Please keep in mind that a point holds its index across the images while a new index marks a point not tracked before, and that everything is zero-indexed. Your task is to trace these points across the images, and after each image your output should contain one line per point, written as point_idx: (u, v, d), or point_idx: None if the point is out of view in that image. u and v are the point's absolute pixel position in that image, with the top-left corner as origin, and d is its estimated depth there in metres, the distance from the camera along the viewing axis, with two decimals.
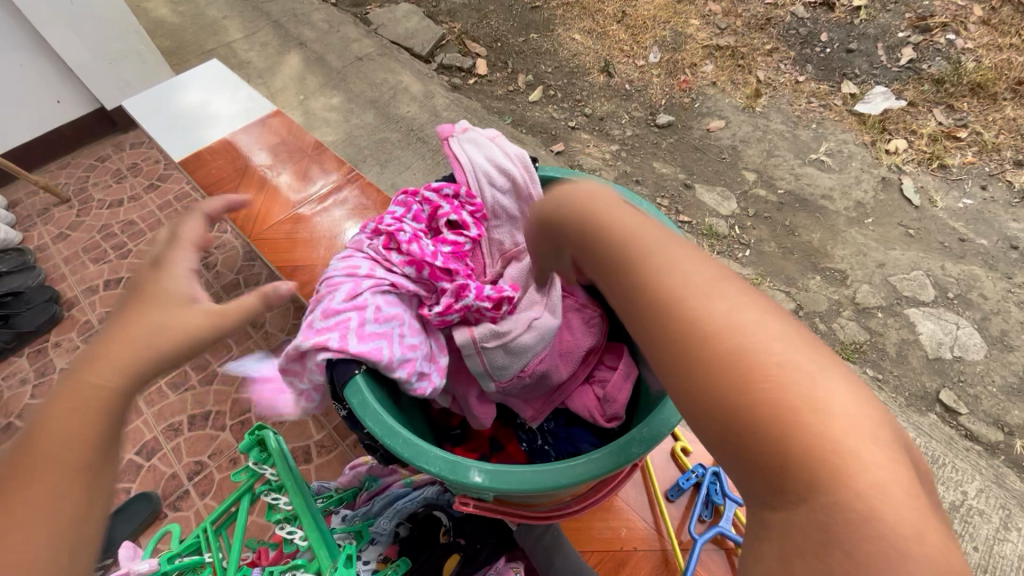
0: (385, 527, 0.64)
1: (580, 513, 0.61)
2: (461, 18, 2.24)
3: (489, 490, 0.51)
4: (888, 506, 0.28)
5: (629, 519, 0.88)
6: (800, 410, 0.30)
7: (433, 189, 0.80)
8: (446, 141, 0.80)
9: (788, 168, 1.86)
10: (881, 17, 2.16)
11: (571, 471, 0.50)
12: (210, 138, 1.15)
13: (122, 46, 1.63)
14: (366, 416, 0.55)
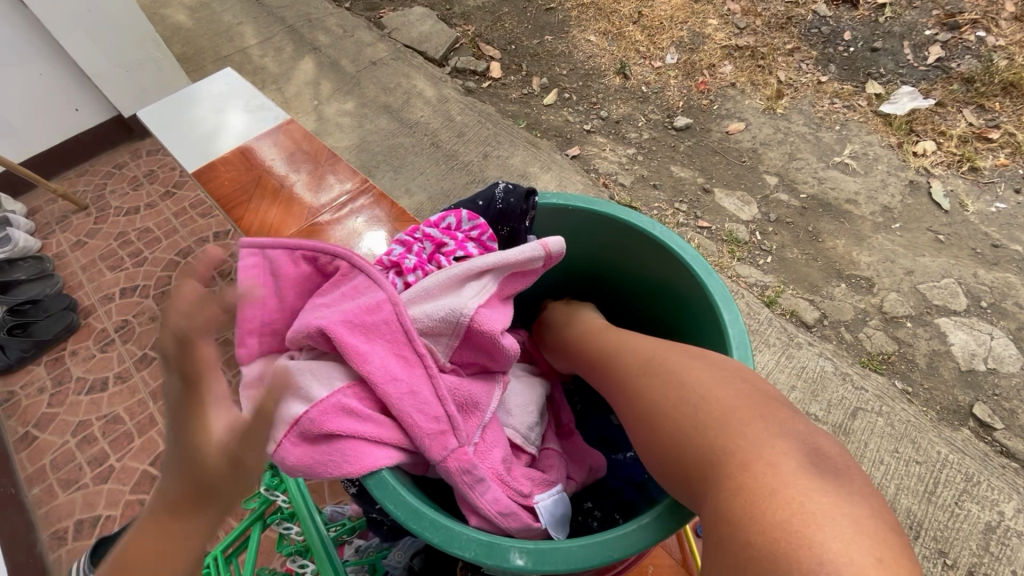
0: (399, 559, 0.60)
1: (626, 569, 0.52)
2: (475, 21, 2.23)
3: (534, 574, 0.42)
4: (798, 518, 0.34)
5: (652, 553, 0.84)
6: (708, 434, 0.42)
7: (434, 224, 0.70)
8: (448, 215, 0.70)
9: (810, 171, 1.80)
10: (907, 14, 2.09)
11: (623, 542, 0.42)
12: (224, 148, 1.14)
13: (139, 55, 1.64)
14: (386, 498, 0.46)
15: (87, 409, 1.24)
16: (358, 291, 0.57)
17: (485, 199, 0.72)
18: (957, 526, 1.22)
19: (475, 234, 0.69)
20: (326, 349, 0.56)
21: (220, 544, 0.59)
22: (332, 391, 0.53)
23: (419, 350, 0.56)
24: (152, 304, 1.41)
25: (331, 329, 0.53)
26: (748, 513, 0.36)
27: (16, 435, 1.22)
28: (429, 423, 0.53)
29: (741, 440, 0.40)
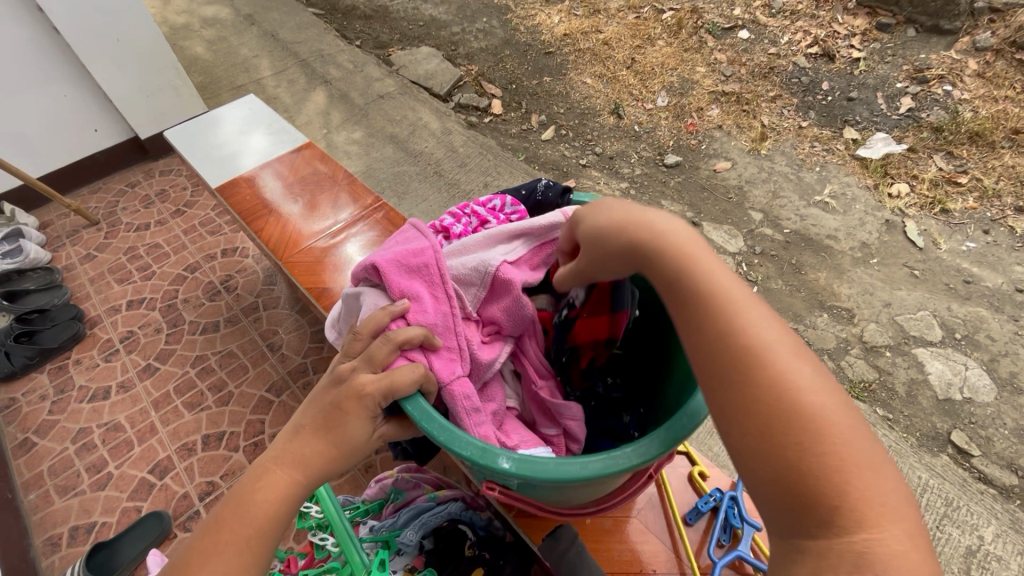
0: (411, 538, 0.61)
1: (592, 510, 0.56)
2: (478, 62, 2.37)
3: (514, 478, 0.46)
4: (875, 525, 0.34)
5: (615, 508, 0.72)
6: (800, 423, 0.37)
7: (482, 204, 0.77)
8: (499, 199, 0.77)
9: (793, 209, 1.91)
10: (880, 69, 2.27)
11: (595, 464, 0.45)
12: (244, 166, 1.22)
13: (160, 81, 1.73)
14: (403, 399, 0.51)
15: (88, 417, 1.25)
16: (406, 242, 0.64)
17: (528, 190, 0.78)
18: (939, 549, 1.24)
19: (514, 218, 0.75)
20: (376, 285, 0.62)
21: None
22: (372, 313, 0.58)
23: (449, 292, 0.60)
24: (158, 316, 1.44)
25: (382, 264, 0.60)
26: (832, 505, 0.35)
27: (15, 441, 1.23)
28: (443, 350, 0.58)
29: (826, 444, 0.36)
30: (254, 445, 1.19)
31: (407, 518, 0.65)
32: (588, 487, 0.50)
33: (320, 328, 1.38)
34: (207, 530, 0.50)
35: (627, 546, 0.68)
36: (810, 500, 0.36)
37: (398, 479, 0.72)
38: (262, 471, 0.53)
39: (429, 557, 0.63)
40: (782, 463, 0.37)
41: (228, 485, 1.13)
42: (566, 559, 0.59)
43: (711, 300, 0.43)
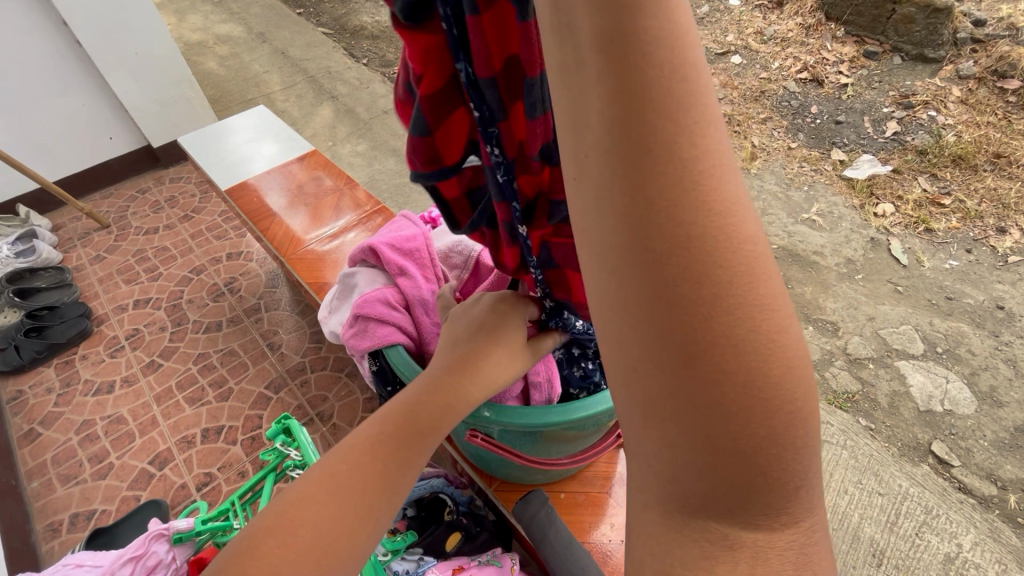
0: (396, 504, 0.67)
1: (567, 467, 0.62)
2: None
3: (493, 425, 0.54)
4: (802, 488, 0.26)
5: (586, 485, 0.76)
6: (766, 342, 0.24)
7: None
8: None
9: (780, 226, 1.98)
10: (867, 94, 2.36)
11: (559, 412, 0.53)
12: (252, 172, 1.30)
13: (174, 92, 1.81)
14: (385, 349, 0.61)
15: (92, 410, 1.30)
16: (399, 228, 0.72)
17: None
18: (918, 556, 1.27)
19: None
20: (374, 266, 0.70)
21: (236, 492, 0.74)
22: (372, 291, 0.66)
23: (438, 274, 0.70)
24: (163, 315, 1.49)
25: (381, 248, 0.68)
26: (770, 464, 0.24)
27: (20, 432, 1.27)
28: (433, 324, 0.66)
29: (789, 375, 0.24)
30: (251, 439, 1.23)
31: None
32: (561, 439, 0.59)
33: (319, 329, 1.43)
34: (361, 466, 0.46)
35: (596, 520, 0.73)
36: (748, 435, 0.23)
37: None
38: (400, 411, 0.50)
39: (412, 521, 0.69)
40: (727, 373, 0.23)
41: (224, 476, 1.17)
42: (535, 521, 0.63)
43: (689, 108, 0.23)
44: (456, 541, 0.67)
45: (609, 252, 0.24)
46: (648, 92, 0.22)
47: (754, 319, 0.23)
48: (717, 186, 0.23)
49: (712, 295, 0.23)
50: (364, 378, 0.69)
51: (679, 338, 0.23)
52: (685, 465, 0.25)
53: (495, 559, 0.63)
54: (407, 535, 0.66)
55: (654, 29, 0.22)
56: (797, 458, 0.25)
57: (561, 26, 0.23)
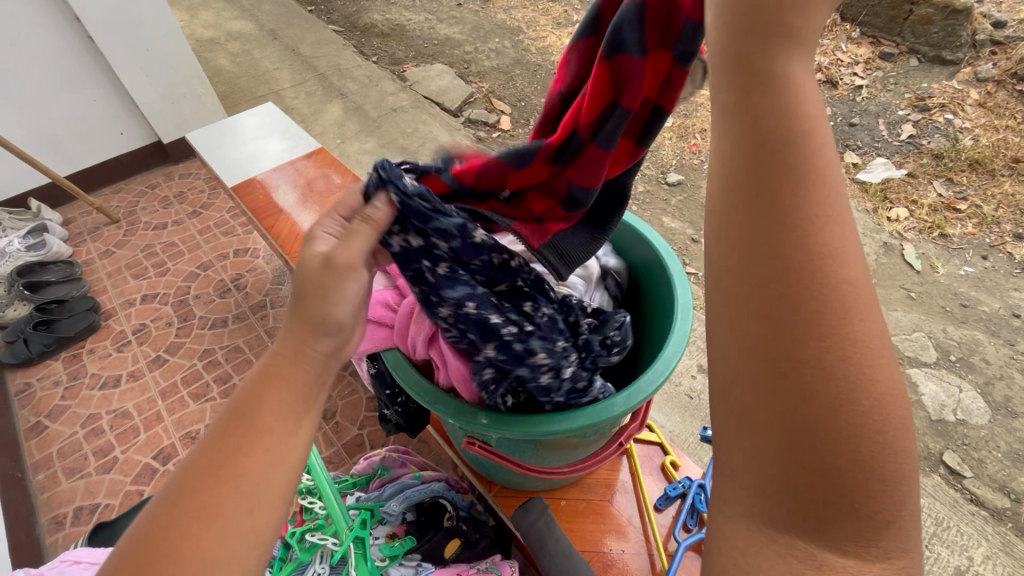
0: (395, 508, 0.66)
1: (568, 475, 0.61)
2: (489, 79, 2.46)
3: (493, 433, 0.53)
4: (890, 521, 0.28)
5: (588, 492, 0.75)
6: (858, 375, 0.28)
7: None
8: None
9: None
10: (882, 96, 2.32)
11: (560, 420, 0.52)
12: (259, 169, 1.30)
13: (185, 88, 1.82)
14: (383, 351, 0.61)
15: (98, 404, 1.31)
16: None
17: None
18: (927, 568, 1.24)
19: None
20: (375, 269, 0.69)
21: None
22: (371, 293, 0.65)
23: None
24: (170, 311, 1.50)
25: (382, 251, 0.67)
26: (859, 485, 0.27)
27: (28, 424, 1.28)
28: None
29: (882, 410, 0.28)
30: None
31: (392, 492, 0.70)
32: (562, 447, 0.58)
33: None
34: (165, 515, 0.37)
35: (598, 529, 0.72)
36: (841, 450, 0.27)
37: (385, 457, 0.77)
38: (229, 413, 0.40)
39: (409, 526, 0.68)
40: (820, 389, 0.28)
41: None
42: (534, 529, 0.62)
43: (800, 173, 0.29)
44: (456, 547, 0.65)
45: (724, 276, 0.30)
46: (771, 126, 0.30)
47: (845, 342, 0.28)
48: (820, 226, 0.29)
49: (814, 324, 0.28)
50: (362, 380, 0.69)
51: (781, 353, 0.28)
52: (769, 462, 0.29)
53: (494, 567, 0.63)
54: (404, 540, 0.65)
55: (775, 122, 0.30)
56: (886, 491, 0.28)
57: (713, 97, 0.31)
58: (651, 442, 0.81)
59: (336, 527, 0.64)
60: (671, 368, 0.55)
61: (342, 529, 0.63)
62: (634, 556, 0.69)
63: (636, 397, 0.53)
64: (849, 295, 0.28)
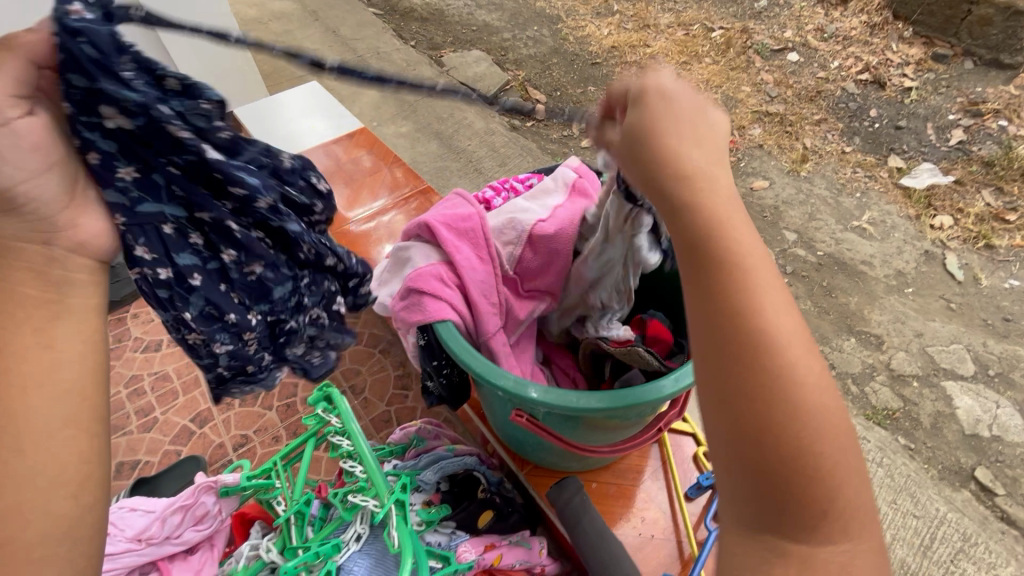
0: (430, 478, 0.68)
1: (606, 456, 0.62)
2: (525, 68, 2.45)
3: (542, 407, 0.54)
4: (836, 511, 0.39)
5: (619, 477, 0.75)
6: (795, 412, 0.38)
7: (520, 180, 0.83)
8: (537, 179, 0.82)
9: (829, 232, 1.90)
10: (932, 99, 2.23)
11: (607, 398, 0.53)
12: (302, 146, 1.34)
13: (230, 66, 1.86)
14: (436, 322, 0.62)
15: (140, 365, 1.36)
16: (453, 205, 0.71)
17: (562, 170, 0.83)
18: None
19: None
20: (427, 242, 0.70)
21: (279, 452, 0.72)
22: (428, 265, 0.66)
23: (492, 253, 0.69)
24: None
25: (436, 226, 0.68)
26: (806, 494, 0.39)
27: None
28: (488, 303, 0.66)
29: (818, 443, 0.39)
30: (285, 406, 1.27)
31: (427, 463, 0.72)
32: (604, 427, 0.59)
33: None
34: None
35: (627, 513, 0.73)
36: (789, 467, 0.38)
37: (421, 428, 0.79)
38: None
39: (445, 496, 0.69)
40: (770, 426, 0.38)
41: (259, 439, 1.22)
42: (569, 507, 0.64)
43: (735, 278, 0.40)
44: (489, 519, 0.67)
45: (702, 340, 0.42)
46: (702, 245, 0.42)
47: (778, 392, 0.39)
48: (751, 310, 0.40)
49: (759, 382, 0.39)
50: (407, 353, 0.71)
51: (742, 396, 0.39)
52: (743, 474, 0.40)
53: (523, 542, 0.67)
54: (440, 508, 0.66)
55: (705, 237, 0.42)
56: (819, 494, 0.39)
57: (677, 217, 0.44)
58: (682, 432, 0.82)
59: (377, 490, 0.63)
60: None
61: (382, 492, 0.62)
62: (662, 542, 0.71)
63: (683, 381, 0.54)
64: (786, 363, 0.39)
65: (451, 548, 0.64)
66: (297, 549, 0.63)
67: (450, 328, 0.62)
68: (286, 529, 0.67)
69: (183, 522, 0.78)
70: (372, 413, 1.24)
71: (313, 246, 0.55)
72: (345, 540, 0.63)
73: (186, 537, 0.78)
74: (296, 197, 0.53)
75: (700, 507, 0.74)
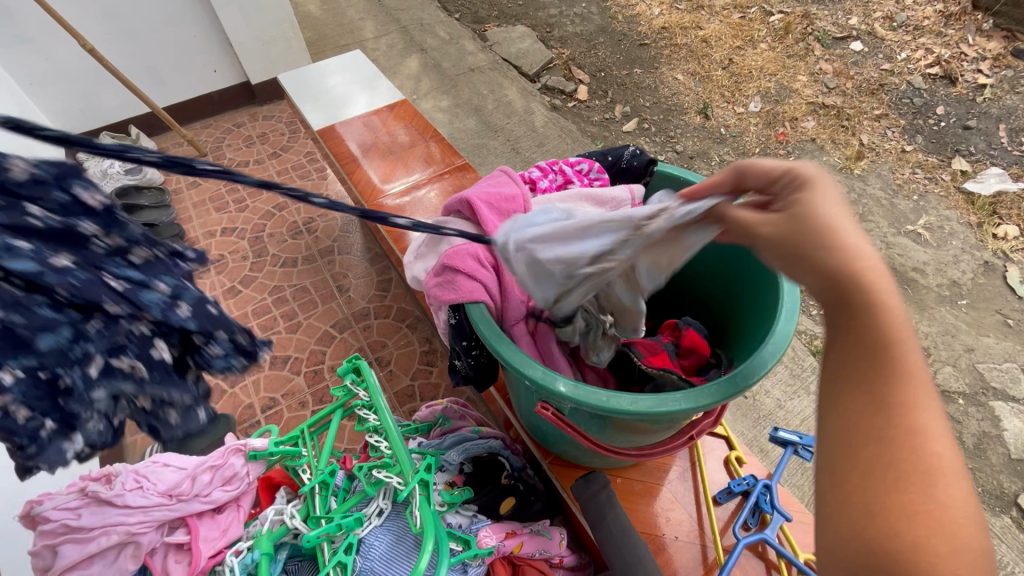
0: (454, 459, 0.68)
1: (631, 459, 0.61)
2: (571, 46, 2.38)
3: (569, 403, 0.52)
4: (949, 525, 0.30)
5: (645, 474, 0.75)
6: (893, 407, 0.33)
7: (570, 164, 0.79)
8: (588, 166, 0.79)
9: (879, 235, 1.80)
10: (1008, 98, 2.07)
11: (639, 403, 0.51)
12: (343, 116, 1.34)
13: (276, 32, 1.86)
14: (469, 303, 0.61)
15: None
16: (497, 183, 0.70)
17: (614, 155, 0.80)
18: None
19: (596, 184, 0.78)
20: (466, 219, 0.69)
21: (306, 421, 0.72)
22: (466, 243, 0.65)
23: None
24: (246, 245, 1.58)
25: (477, 203, 0.67)
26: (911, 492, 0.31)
27: None
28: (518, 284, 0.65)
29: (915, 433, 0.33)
30: (314, 373, 1.29)
31: (451, 443, 0.72)
32: (631, 429, 0.57)
33: (385, 278, 1.47)
34: None
35: (652, 511, 0.71)
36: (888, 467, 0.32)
37: (447, 407, 0.79)
38: None
39: (468, 478, 0.69)
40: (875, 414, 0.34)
41: (286, 403, 1.24)
42: (594, 501, 0.63)
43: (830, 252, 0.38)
44: (509, 507, 0.67)
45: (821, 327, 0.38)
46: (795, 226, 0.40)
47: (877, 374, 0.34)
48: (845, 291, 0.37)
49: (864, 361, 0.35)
50: (437, 329, 0.70)
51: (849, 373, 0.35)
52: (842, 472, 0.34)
53: (545, 531, 0.67)
54: (463, 491, 0.66)
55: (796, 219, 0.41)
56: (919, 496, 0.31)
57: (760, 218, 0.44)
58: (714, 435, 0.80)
59: (401, 468, 0.62)
60: (770, 366, 0.53)
61: (407, 471, 0.61)
62: (686, 545, 0.69)
63: (725, 391, 0.52)
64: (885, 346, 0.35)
65: (471, 531, 0.63)
66: (320, 519, 0.63)
67: (482, 312, 0.60)
68: (311, 497, 0.68)
69: (211, 482, 0.82)
70: (396, 387, 1.25)
71: (72, 295, 0.41)
72: (367, 513, 0.63)
73: (214, 496, 0.81)
74: (38, 225, 0.39)
75: (729, 512, 0.72)
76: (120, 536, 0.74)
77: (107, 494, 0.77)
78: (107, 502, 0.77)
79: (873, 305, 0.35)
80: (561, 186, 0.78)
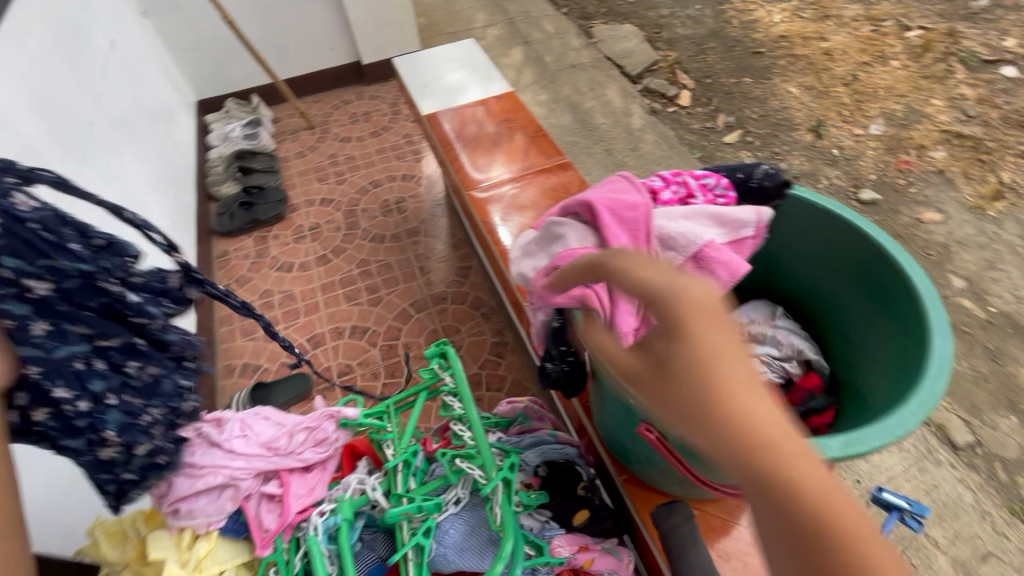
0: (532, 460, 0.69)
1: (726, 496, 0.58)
2: (679, 49, 2.29)
3: (677, 429, 0.51)
4: None
5: (723, 510, 0.71)
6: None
7: (694, 176, 0.76)
8: (714, 181, 0.75)
9: (1009, 288, 1.59)
10: None
11: None
12: (450, 102, 1.36)
13: (391, 16, 1.94)
14: (579, 309, 0.60)
15: (274, 282, 1.52)
16: (619, 190, 0.69)
17: (745, 172, 0.75)
18: None
19: (721, 201, 0.74)
20: (583, 223, 0.68)
21: (391, 397, 0.74)
22: (582, 246, 0.64)
23: (650, 248, 0.65)
24: (340, 217, 1.66)
25: (598, 208, 0.66)
26: None
27: (222, 284, 1.54)
28: None
29: None
30: (388, 347, 1.34)
31: (529, 444, 0.73)
32: (734, 468, 0.55)
33: (465, 265, 1.50)
34: None
35: (725, 550, 0.68)
36: None
37: (528, 407, 0.81)
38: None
39: (542, 482, 0.69)
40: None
41: (361, 372, 1.30)
42: (676, 533, 0.61)
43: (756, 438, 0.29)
44: (583, 518, 0.66)
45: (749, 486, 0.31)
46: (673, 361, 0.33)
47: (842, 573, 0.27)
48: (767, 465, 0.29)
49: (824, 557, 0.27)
50: (532, 328, 0.70)
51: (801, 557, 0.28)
52: None
53: (614, 550, 0.66)
54: (538, 495, 0.66)
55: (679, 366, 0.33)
56: None
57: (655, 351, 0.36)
58: None
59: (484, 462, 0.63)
60: (908, 430, 0.50)
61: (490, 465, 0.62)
62: None
63: (854, 448, 0.49)
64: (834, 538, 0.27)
65: (544, 538, 0.64)
66: (401, 496, 0.66)
67: None
68: (392, 472, 0.70)
69: (303, 441, 0.88)
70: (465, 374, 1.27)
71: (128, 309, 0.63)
72: (445, 500, 0.65)
73: (306, 455, 0.87)
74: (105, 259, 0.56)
75: None
76: (224, 479, 0.81)
77: (218, 437, 0.85)
78: (215, 445, 0.85)
79: (787, 485, 0.28)
80: (682, 199, 0.75)
